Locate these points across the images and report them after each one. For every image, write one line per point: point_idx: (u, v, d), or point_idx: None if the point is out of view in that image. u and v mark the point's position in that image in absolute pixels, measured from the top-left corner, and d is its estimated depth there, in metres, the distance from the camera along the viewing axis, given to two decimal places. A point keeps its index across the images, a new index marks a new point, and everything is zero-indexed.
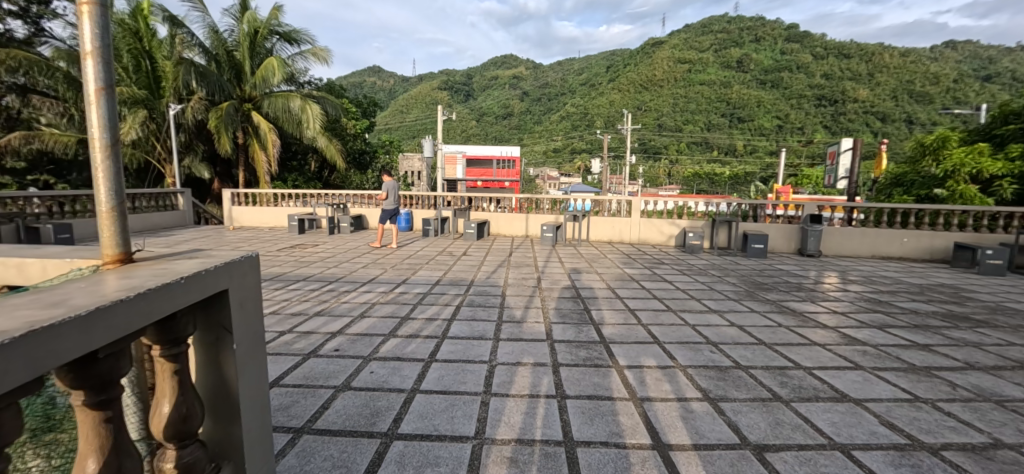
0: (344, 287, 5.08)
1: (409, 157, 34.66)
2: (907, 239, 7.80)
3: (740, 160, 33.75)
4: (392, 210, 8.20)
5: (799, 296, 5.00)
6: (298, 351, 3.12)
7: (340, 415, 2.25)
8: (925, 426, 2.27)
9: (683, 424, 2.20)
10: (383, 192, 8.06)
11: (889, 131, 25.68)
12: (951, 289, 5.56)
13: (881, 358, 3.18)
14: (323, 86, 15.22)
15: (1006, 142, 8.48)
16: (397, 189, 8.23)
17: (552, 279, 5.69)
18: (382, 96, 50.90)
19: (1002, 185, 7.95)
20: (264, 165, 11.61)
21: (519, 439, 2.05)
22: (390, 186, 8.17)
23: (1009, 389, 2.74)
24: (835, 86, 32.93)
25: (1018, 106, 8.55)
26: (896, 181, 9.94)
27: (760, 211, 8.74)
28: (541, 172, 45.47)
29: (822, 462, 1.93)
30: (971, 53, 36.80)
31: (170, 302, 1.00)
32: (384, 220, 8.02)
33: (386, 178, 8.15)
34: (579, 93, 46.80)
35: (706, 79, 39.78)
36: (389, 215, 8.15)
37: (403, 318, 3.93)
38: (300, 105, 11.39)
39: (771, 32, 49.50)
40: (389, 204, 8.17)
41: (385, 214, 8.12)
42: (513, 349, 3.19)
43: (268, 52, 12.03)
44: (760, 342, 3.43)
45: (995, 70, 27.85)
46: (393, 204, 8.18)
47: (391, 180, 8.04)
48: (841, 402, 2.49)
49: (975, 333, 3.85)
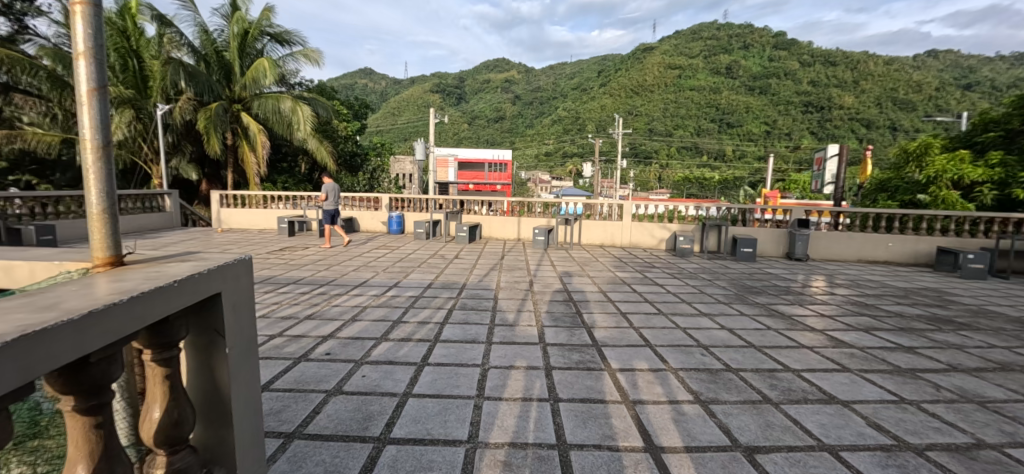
0: (335, 290, 5.05)
1: (400, 160, 34.55)
2: (892, 243, 7.96)
3: (729, 164, 34.03)
4: (332, 211, 8.29)
5: (788, 299, 5.07)
6: (289, 354, 3.09)
7: (331, 420, 2.24)
8: (911, 426, 2.31)
9: (675, 426, 2.22)
10: (323, 194, 8.07)
11: (874, 137, 26.26)
12: (934, 293, 5.69)
13: (868, 360, 3.24)
14: (314, 87, 15.12)
15: (987, 149, 8.76)
16: (338, 192, 8.28)
17: (544, 282, 5.71)
18: (371, 97, 50.58)
19: (983, 191, 8.17)
20: (253, 167, 11.48)
21: (512, 443, 2.05)
22: (329, 187, 8.23)
23: (991, 391, 2.81)
24: (822, 92, 33.63)
25: (997, 114, 8.82)
26: (881, 187, 10.13)
27: (749, 216, 8.87)
28: (533, 174, 45.54)
29: (811, 463, 1.95)
30: (951, 62, 38.00)
31: (164, 304, 0.99)
32: (324, 222, 8.09)
33: (325, 180, 8.13)
34: (572, 97, 47.17)
35: (696, 85, 40.35)
36: (328, 216, 8.24)
37: (395, 321, 3.91)
38: (291, 106, 11.27)
39: (760, 39, 50.43)
40: (328, 205, 8.24)
41: (324, 214, 8.18)
42: (507, 352, 3.19)
43: (259, 53, 11.94)
44: (750, 345, 3.47)
45: (976, 79, 28.71)
46: (333, 206, 8.29)
47: (333, 182, 8.08)
48: (830, 403, 2.54)
49: (959, 336, 3.93)
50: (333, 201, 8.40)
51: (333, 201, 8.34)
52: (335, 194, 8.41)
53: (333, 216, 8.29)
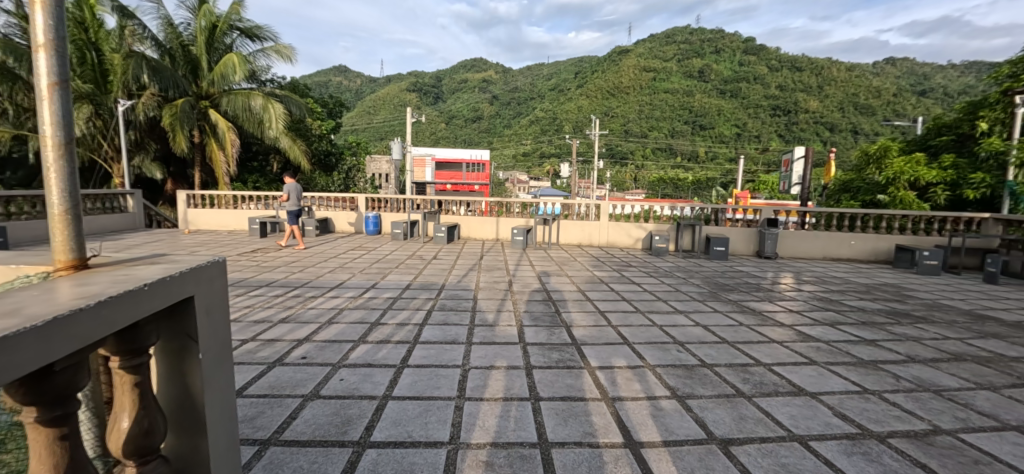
0: (310, 292, 4.94)
1: (377, 160, 33.99)
2: (854, 241, 8.34)
3: (702, 166, 34.93)
4: (296, 211, 8.08)
5: (759, 296, 5.25)
6: (262, 359, 3.01)
7: (309, 425, 2.19)
8: (873, 416, 2.43)
9: (653, 421, 2.27)
10: (285, 194, 7.84)
11: (837, 140, 27.47)
12: (894, 288, 5.98)
13: (833, 353, 3.38)
14: (287, 84, 14.73)
15: (940, 152, 9.29)
16: (301, 192, 8.09)
17: (523, 282, 5.72)
18: (346, 95, 49.65)
19: (937, 191, 8.66)
20: (222, 166, 11.08)
21: (493, 443, 2.05)
22: (291, 187, 8.03)
23: (945, 379, 2.98)
24: (789, 96, 34.95)
25: (949, 119, 9.36)
26: (845, 187, 10.62)
27: (721, 215, 9.13)
28: (511, 175, 45.60)
29: (782, 453, 2.03)
30: (907, 69, 40.13)
31: (134, 308, 0.96)
32: (289, 223, 7.89)
33: (286, 180, 7.88)
34: (549, 98, 47.48)
35: (670, 87, 41.27)
36: (293, 217, 8.04)
37: (373, 324, 3.85)
38: (262, 103, 10.94)
39: (731, 43, 52.07)
40: (291, 205, 8.03)
41: (289, 216, 7.97)
42: (487, 352, 3.19)
43: (228, 48, 11.57)
44: (723, 341, 3.57)
45: (929, 86, 30.42)
46: (296, 205, 8.07)
47: (294, 182, 7.84)
48: (799, 395, 2.64)
49: (916, 328, 4.14)
50: (296, 200, 8.18)
51: (295, 201, 8.12)
52: (297, 192, 8.17)
53: (298, 216, 8.10)
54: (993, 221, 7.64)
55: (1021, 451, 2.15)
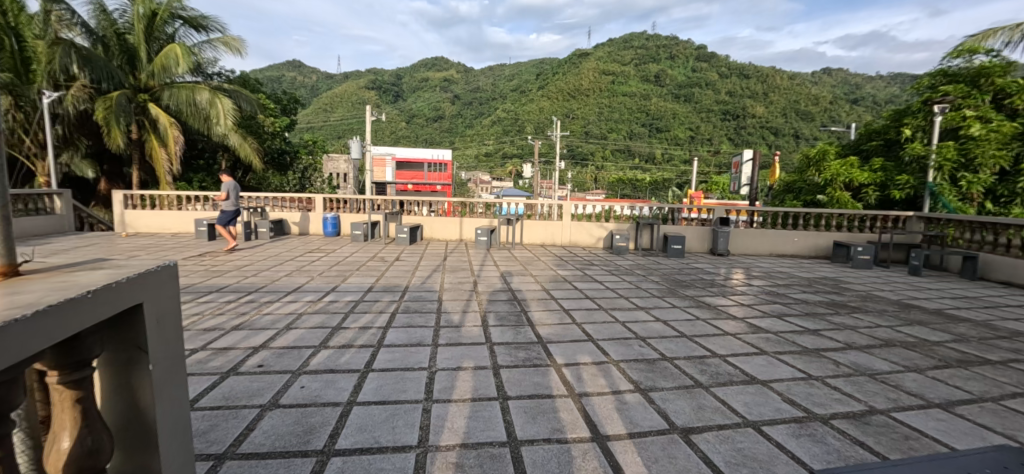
0: (265, 297, 4.71)
1: (335, 159, 32.89)
2: (797, 238, 8.93)
3: (658, 167, 36.31)
4: (232, 212, 7.68)
5: (713, 291, 5.51)
6: (214, 369, 2.84)
7: (268, 436, 2.10)
8: (817, 399, 2.61)
9: (618, 415, 2.34)
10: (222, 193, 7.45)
11: (781, 144, 29.34)
12: (832, 281, 6.45)
13: (781, 343, 3.61)
14: (237, 78, 13.99)
15: (871, 155, 10.14)
16: (239, 191, 7.74)
17: (488, 282, 5.72)
18: (300, 91, 47.73)
19: (868, 192, 9.46)
20: (164, 164, 10.34)
21: (463, 443, 2.05)
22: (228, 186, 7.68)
23: (878, 364, 3.25)
24: (738, 102, 36.96)
25: (877, 126, 10.24)
26: (789, 188, 11.48)
27: (677, 215, 9.52)
28: (473, 175, 45.40)
29: (738, 438, 2.15)
30: (842, 79, 43.49)
31: (76, 321, 0.89)
32: (222, 224, 7.48)
33: (225, 178, 7.52)
34: (511, 99, 47.73)
35: (628, 91, 42.55)
36: (228, 218, 7.63)
37: (334, 328, 3.73)
38: (209, 98, 10.32)
39: (684, 50, 54.43)
40: (228, 205, 7.63)
41: (223, 216, 7.56)
42: (454, 354, 3.16)
43: (170, 39, 10.85)
44: (681, 335, 3.73)
45: (861, 95, 33.10)
46: (234, 206, 7.68)
47: (233, 181, 7.48)
48: (751, 383, 2.80)
49: (852, 318, 4.49)
50: (235, 201, 7.79)
51: (234, 201, 7.73)
52: (236, 192, 7.79)
53: (233, 218, 7.68)
54: (916, 218, 8.42)
55: (943, 426, 2.39)
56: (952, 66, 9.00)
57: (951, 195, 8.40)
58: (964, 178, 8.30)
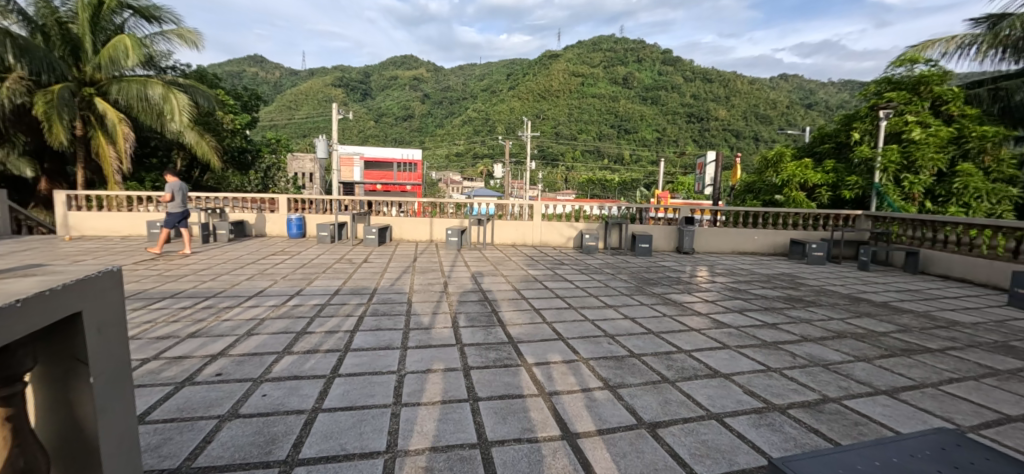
0: (224, 302, 4.51)
1: (299, 158, 31.85)
2: (757, 237, 9.31)
3: (627, 168, 37.12)
4: (180, 214, 7.28)
5: (679, 288, 5.68)
6: (168, 380, 2.69)
7: (227, 448, 2.00)
8: (775, 390, 2.73)
9: (588, 412, 2.36)
10: (167, 194, 7.05)
11: (742, 146, 30.57)
12: (789, 277, 6.77)
13: (742, 337, 3.76)
14: (193, 73, 13.34)
15: (824, 158, 10.75)
16: (186, 192, 7.36)
17: (458, 283, 5.68)
18: (262, 87, 45.98)
19: (821, 192, 10.00)
20: (113, 163, 9.76)
21: (433, 447, 2.02)
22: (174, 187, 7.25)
23: (830, 355, 3.43)
24: (701, 105, 38.22)
25: (829, 129, 10.82)
26: (749, 188, 11.98)
27: (644, 214, 9.74)
28: (443, 175, 44.98)
29: (702, 431, 2.22)
30: (797, 85, 45.68)
31: (4, 331, 0.82)
32: (169, 226, 7.08)
33: (169, 177, 7.16)
34: (482, 99, 47.64)
35: (597, 93, 43.25)
36: (176, 220, 7.22)
37: (299, 333, 3.61)
38: (162, 93, 9.78)
39: (650, 53, 55.83)
40: (174, 207, 7.22)
41: (170, 218, 7.15)
42: (424, 356, 3.12)
43: (118, 29, 10.23)
44: (649, 331, 3.81)
45: (815, 101, 34.89)
46: (182, 207, 7.29)
47: (178, 180, 7.11)
48: (715, 377, 2.89)
49: (807, 311, 4.73)
50: (182, 202, 7.39)
51: (181, 202, 7.34)
52: (183, 193, 7.40)
53: (181, 220, 7.28)
54: (865, 217, 9.01)
55: (889, 411, 2.54)
56: (896, 74, 9.58)
57: (895, 195, 9.00)
58: (906, 179, 8.89)
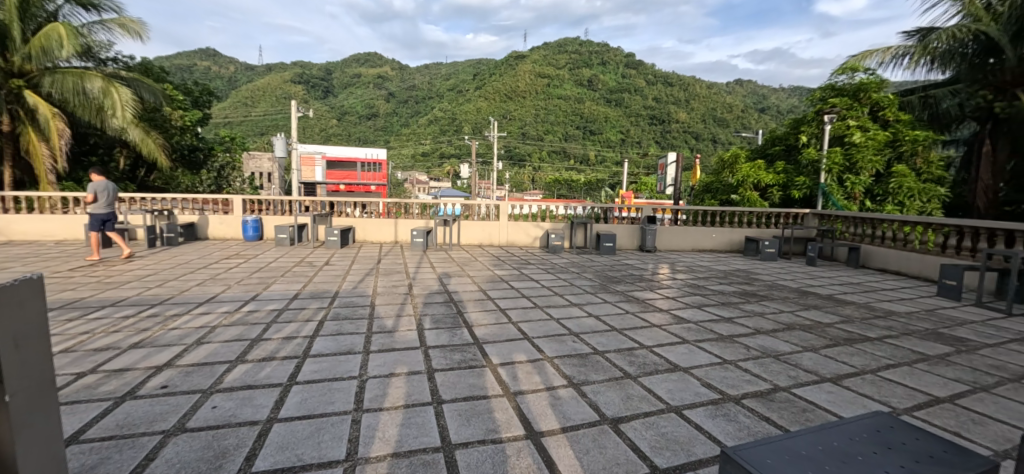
0: (172, 310, 4.24)
1: (257, 157, 30.47)
2: (715, 234, 9.69)
3: (592, 168, 37.79)
4: (105, 215, 6.78)
5: (642, 286, 5.82)
6: (106, 394, 2.51)
7: (172, 464, 1.88)
8: (731, 382, 2.85)
9: (552, 410, 2.38)
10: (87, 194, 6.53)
11: (701, 148, 31.75)
12: (745, 273, 7.08)
13: (700, 332, 3.89)
14: (137, 66, 12.53)
15: (775, 159, 11.31)
16: (113, 192, 6.85)
17: (424, 284, 5.60)
18: (216, 82, 43.70)
19: (773, 192, 10.54)
20: (45, 161, 9.02)
21: (395, 453, 1.97)
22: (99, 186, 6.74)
23: (781, 346, 3.62)
24: (663, 108, 39.44)
25: (780, 132, 11.41)
26: (707, 188, 12.47)
27: (609, 214, 9.93)
28: (409, 175, 44.26)
29: (662, 424, 2.28)
30: (751, 90, 47.92)
31: None
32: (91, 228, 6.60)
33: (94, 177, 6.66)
34: (448, 98, 47.25)
35: (563, 94, 43.81)
36: (99, 221, 6.73)
37: (254, 340, 3.45)
38: (102, 87, 9.12)
39: (614, 57, 57.12)
40: (98, 207, 6.72)
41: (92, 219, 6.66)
42: (386, 360, 3.05)
43: (51, 17, 9.47)
44: (612, 329, 3.89)
45: (768, 105, 36.71)
46: (106, 208, 6.79)
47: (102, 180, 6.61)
48: (674, 371, 2.98)
49: (760, 305, 4.96)
50: (108, 203, 6.87)
51: (106, 203, 6.83)
52: (110, 194, 6.87)
53: (105, 222, 6.75)
54: (812, 216, 9.47)
55: (833, 397, 2.70)
56: (839, 81, 10.21)
57: (838, 194, 9.58)
58: (848, 180, 9.50)
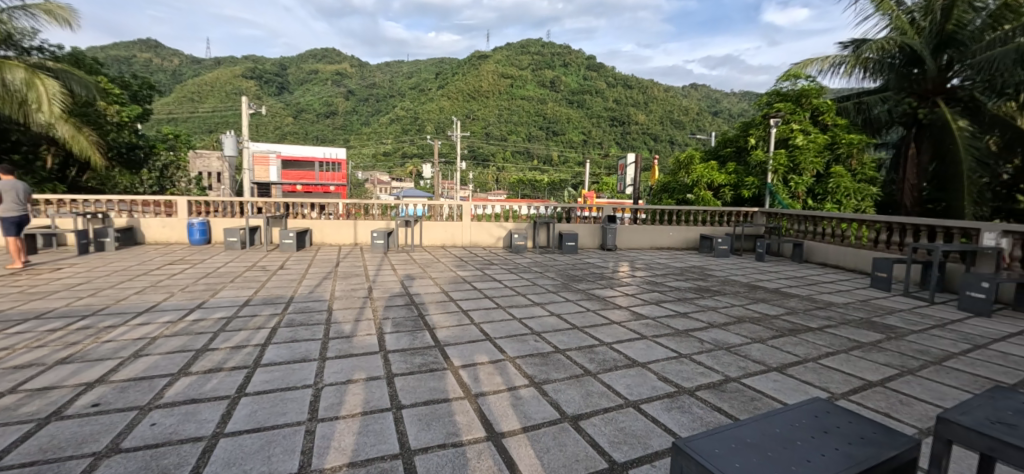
0: (107, 321, 3.92)
1: (205, 156, 28.77)
2: (672, 232, 10.04)
3: (555, 168, 38.23)
4: (17, 216, 6.07)
5: (602, 283, 5.95)
6: (27, 416, 2.28)
7: None
8: (686, 375, 2.95)
9: (513, 410, 2.38)
10: None
11: (659, 149, 32.82)
12: (700, 269, 7.38)
13: (658, 327, 4.02)
14: (67, 56, 11.53)
15: (727, 160, 11.87)
16: (25, 193, 6.24)
17: (384, 287, 5.48)
18: (157, 75, 40.86)
19: (725, 191, 11.07)
20: None
21: (351, 462, 1.91)
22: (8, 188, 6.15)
23: (732, 338, 3.79)
24: (623, 110, 40.51)
25: (731, 135, 11.98)
26: (665, 188, 12.93)
27: (572, 213, 10.08)
28: (370, 175, 43.22)
29: (620, 419, 2.33)
30: (705, 94, 50.07)
31: None
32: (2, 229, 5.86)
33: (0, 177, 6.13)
34: (410, 97, 46.49)
35: (526, 95, 44.12)
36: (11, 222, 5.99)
37: (199, 351, 3.25)
38: (25, 78, 8.31)
39: (576, 59, 58.14)
40: (9, 209, 6.03)
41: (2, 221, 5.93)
42: (344, 366, 2.96)
43: None
44: (574, 327, 3.95)
45: (720, 109, 38.46)
46: (18, 209, 6.10)
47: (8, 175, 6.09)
48: (633, 366, 3.06)
49: (714, 300, 5.19)
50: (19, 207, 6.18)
51: (18, 206, 6.15)
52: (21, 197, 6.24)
53: (18, 222, 6.03)
54: (761, 214, 9.97)
55: (779, 385, 2.86)
56: (783, 87, 10.84)
57: (783, 194, 10.17)
58: (792, 180, 10.11)
